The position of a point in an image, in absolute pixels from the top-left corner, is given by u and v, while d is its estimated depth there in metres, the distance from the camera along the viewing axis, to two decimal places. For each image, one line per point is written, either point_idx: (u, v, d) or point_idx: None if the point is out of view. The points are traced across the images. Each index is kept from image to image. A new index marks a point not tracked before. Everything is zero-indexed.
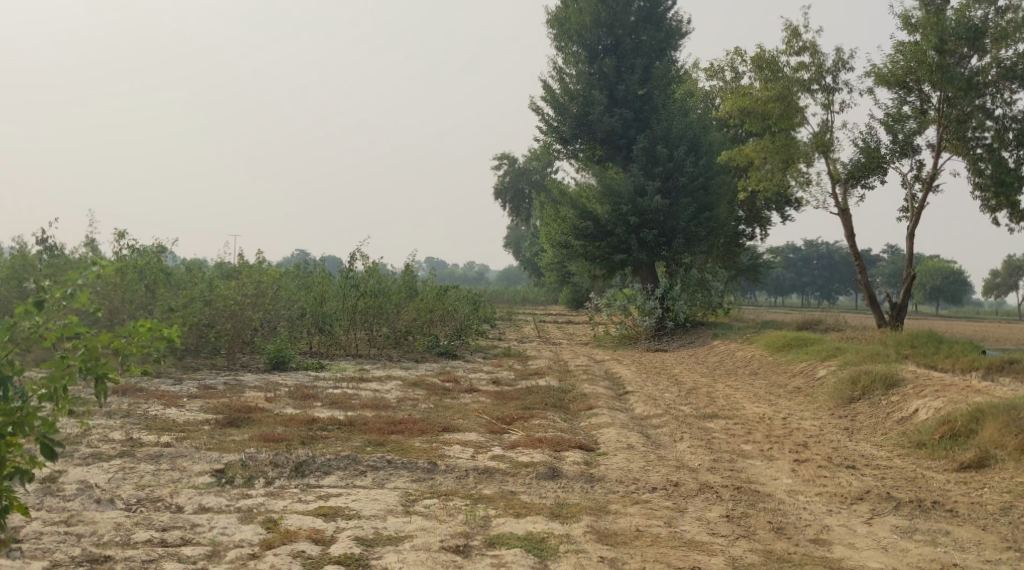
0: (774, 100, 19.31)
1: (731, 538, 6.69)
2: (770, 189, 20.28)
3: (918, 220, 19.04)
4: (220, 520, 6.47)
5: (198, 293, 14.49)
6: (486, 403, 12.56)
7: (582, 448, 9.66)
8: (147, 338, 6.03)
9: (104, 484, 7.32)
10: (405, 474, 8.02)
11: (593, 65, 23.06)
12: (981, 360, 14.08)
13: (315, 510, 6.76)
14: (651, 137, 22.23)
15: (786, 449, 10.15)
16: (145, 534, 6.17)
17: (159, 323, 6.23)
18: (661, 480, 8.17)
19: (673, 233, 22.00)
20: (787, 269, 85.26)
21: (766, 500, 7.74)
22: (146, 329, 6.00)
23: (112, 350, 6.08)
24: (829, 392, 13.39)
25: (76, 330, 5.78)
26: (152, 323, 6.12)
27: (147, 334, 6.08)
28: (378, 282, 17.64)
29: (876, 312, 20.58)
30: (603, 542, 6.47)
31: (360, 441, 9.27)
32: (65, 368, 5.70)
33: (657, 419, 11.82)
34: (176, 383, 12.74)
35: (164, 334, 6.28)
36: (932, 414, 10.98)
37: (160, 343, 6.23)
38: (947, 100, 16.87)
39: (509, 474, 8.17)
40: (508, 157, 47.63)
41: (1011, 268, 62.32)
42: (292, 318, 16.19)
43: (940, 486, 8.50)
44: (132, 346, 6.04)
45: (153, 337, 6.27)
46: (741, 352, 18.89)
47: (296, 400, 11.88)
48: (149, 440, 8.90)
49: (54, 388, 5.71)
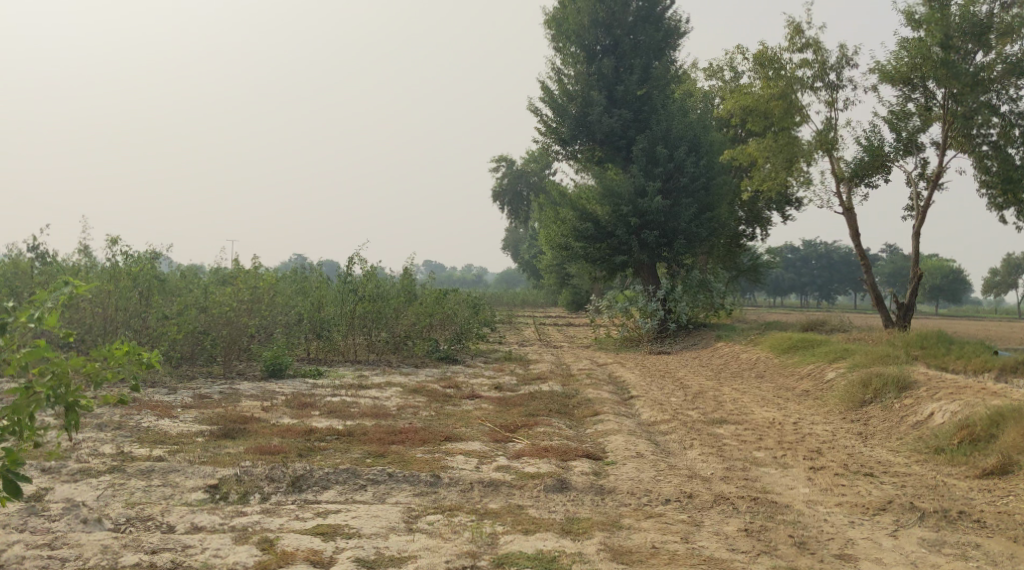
0: (777, 98, 18.97)
1: (752, 554, 6.37)
2: (772, 189, 19.93)
3: (924, 218, 18.72)
4: (213, 541, 6.13)
5: (193, 300, 14.14)
6: (489, 409, 12.23)
7: (589, 457, 9.33)
8: (120, 363, 5.93)
9: (93, 502, 6.98)
10: (407, 488, 7.69)
11: (591, 65, 22.74)
12: (994, 361, 13.74)
13: (313, 529, 6.43)
14: (651, 137, 21.90)
15: (799, 456, 9.82)
16: (134, 557, 5.82)
17: (137, 346, 6.11)
18: (674, 492, 7.84)
19: (674, 234, 21.60)
20: (787, 269, 84.82)
21: (785, 512, 7.41)
22: (119, 354, 5.89)
23: (87, 374, 6.01)
24: (839, 395, 13.05)
25: (42, 356, 5.73)
26: (127, 347, 6.01)
27: (121, 359, 5.99)
28: (377, 286, 17.30)
29: (881, 313, 20.22)
30: (618, 561, 6.14)
31: (360, 452, 8.94)
32: (32, 395, 5.70)
33: (665, 425, 11.50)
34: (171, 393, 12.44)
35: (142, 357, 6.17)
36: (949, 418, 10.66)
37: (137, 367, 6.11)
38: (953, 96, 16.50)
39: (516, 486, 7.84)
40: (505, 159, 47.28)
41: (1010, 266, 62.13)
42: (289, 324, 16.02)
43: (964, 495, 8.18)
44: (106, 371, 5.96)
45: (131, 360, 6.18)
46: (745, 355, 18.56)
47: (293, 410, 11.54)
48: (141, 454, 8.58)
49: (20, 417, 5.71)
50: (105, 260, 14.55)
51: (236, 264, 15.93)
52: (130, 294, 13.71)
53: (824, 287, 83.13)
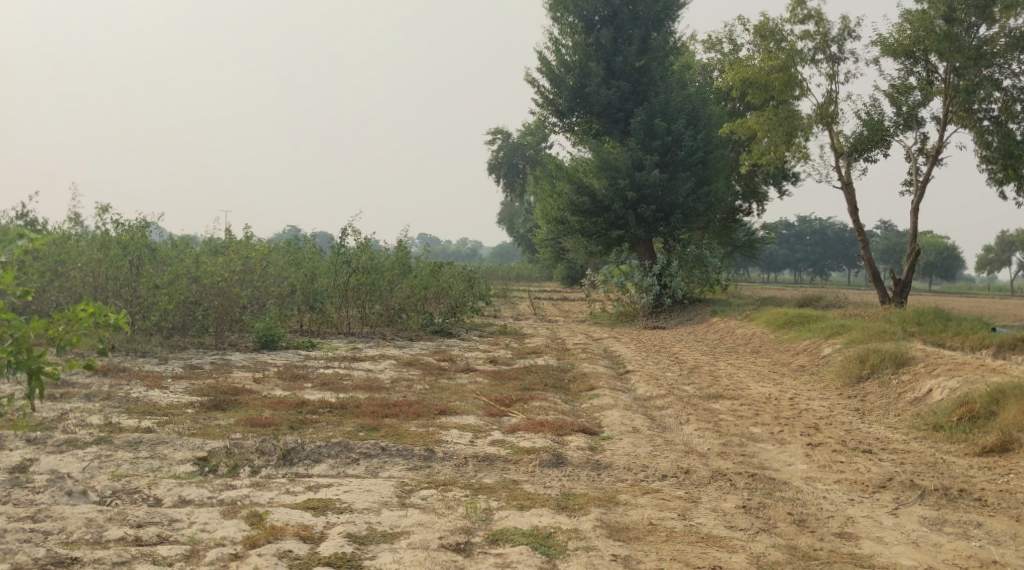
0: (777, 70, 18.71)
1: (752, 532, 6.26)
2: (770, 162, 19.71)
3: (923, 194, 18.57)
4: (201, 515, 5.99)
5: (185, 270, 13.96)
6: (483, 383, 12.12)
7: (584, 432, 9.20)
8: (86, 324, 5.82)
9: (78, 474, 6.84)
10: (400, 462, 7.56)
11: (589, 36, 22.43)
12: (991, 338, 13.64)
13: (304, 503, 6.29)
14: (650, 110, 21.64)
15: (797, 432, 9.70)
16: (119, 531, 5.67)
17: (105, 307, 6.00)
18: (671, 467, 7.71)
19: (671, 208, 21.40)
20: (782, 245, 84.71)
21: (783, 489, 7.29)
22: (85, 315, 5.80)
23: (54, 338, 5.91)
24: (836, 370, 12.94)
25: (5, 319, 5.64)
26: (93, 308, 5.90)
27: (87, 321, 5.88)
28: (371, 258, 17.11)
29: (878, 289, 20.06)
30: (615, 538, 6.02)
31: (353, 426, 8.80)
32: None
33: (661, 400, 11.37)
34: (162, 363, 12.29)
35: (111, 319, 6.05)
36: (947, 394, 10.55)
37: (105, 329, 5.99)
38: (955, 70, 16.26)
39: (511, 461, 7.71)
40: (501, 131, 46.89)
41: (1004, 243, 62.10)
42: (281, 296, 15.88)
43: (964, 472, 8.08)
44: (72, 334, 5.86)
45: (100, 322, 6.06)
46: (741, 330, 18.46)
47: (285, 381, 11.42)
48: (130, 425, 8.43)
49: None
50: (95, 228, 14.39)
51: (229, 235, 15.70)
52: (120, 264, 13.55)
53: (818, 263, 83.15)
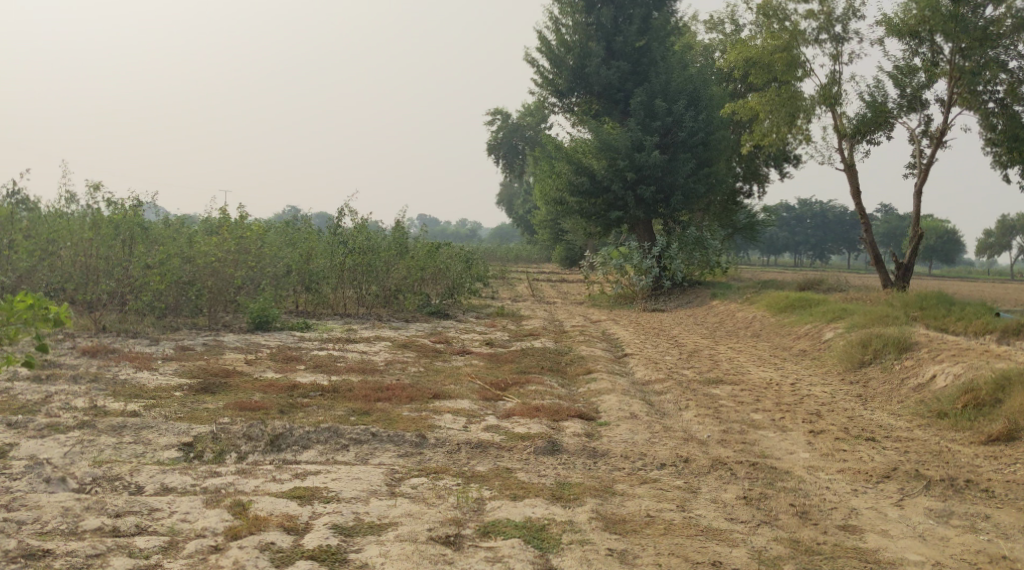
0: (780, 50, 18.40)
1: (753, 525, 6.06)
2: (771, 144, 19.43)
3: (927, 176, 18.29)
4: (182, 504, 5.77)
5: (176, 250, 13.67)
6: (479, 366, 11.91)
7: (581, 418, 8.99)
8: (18, 311, 6.03)
9: (58, 460, 6.63)
10: (391, 449, 7.35)
11: (590, 15, 22.07)
12: (995, 323, 13.40)
13: (289, 492, 6.08)
14: (650, 90, 21.34)
15: (799, 419, 9.49)
16: (96, 521, 5.46)
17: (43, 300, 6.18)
18: (669, 456, 7.50)
19: (672, 190, 21.14)
20: (782, 228, 84.42)
21: (785, 479, 7.09)
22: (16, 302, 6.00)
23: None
24: (838, 355, 12.73)
25: None
26: (28, 298, 6.09)
27: (21, 309, 6.08)
28: (368, 238, 16.84)
29: (880, 273, 19.82)
30: (610, 531, 5.82)
31: (344, 410, 8.59)
32: None
33: (659, 385, 11.17)
34: (152, 344, 12.07)
35: (50, 313, 6.21)
36: (951, 381, 10.34)
37: (42, 320, 6.17)
38: (960, 51, 15.98)
39: (505, 448, 7.50)
40: (501, 112, 46.49)
41: (1005, 227, 61.77)
42: (277, 276, 15.52)
43: (969, 461, 7.88)
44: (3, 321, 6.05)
45: (39, 316, 6.22)
46: (741, 313, 18.24)
47: (277, 363, 11.22)
48: (115, 408, 8.22)
49: None
50: (85, 206, 14.18)
51: (223, 214, 15.44)
52: (111, 243, 13.27)
53: (818, 246, 82.96)
